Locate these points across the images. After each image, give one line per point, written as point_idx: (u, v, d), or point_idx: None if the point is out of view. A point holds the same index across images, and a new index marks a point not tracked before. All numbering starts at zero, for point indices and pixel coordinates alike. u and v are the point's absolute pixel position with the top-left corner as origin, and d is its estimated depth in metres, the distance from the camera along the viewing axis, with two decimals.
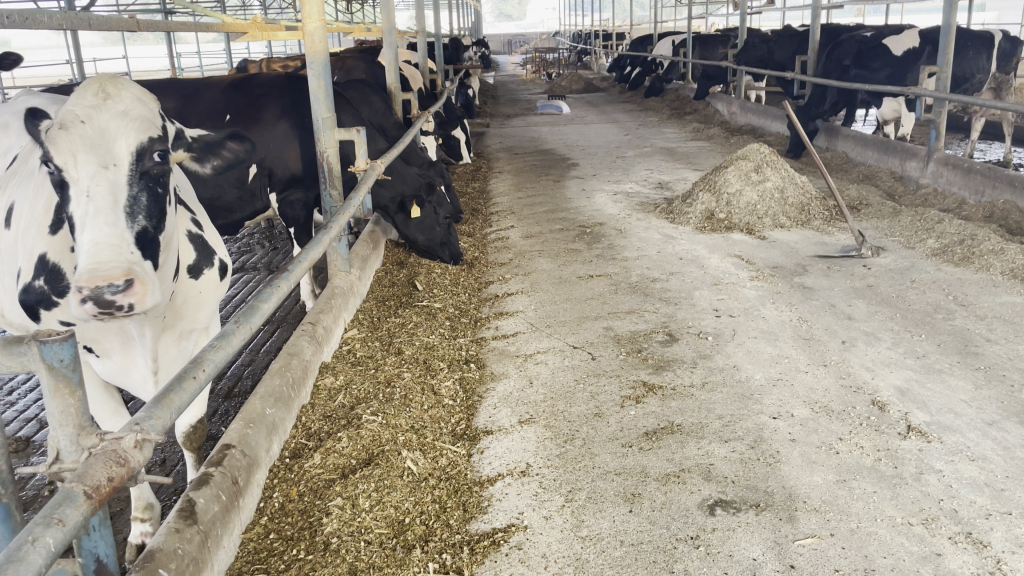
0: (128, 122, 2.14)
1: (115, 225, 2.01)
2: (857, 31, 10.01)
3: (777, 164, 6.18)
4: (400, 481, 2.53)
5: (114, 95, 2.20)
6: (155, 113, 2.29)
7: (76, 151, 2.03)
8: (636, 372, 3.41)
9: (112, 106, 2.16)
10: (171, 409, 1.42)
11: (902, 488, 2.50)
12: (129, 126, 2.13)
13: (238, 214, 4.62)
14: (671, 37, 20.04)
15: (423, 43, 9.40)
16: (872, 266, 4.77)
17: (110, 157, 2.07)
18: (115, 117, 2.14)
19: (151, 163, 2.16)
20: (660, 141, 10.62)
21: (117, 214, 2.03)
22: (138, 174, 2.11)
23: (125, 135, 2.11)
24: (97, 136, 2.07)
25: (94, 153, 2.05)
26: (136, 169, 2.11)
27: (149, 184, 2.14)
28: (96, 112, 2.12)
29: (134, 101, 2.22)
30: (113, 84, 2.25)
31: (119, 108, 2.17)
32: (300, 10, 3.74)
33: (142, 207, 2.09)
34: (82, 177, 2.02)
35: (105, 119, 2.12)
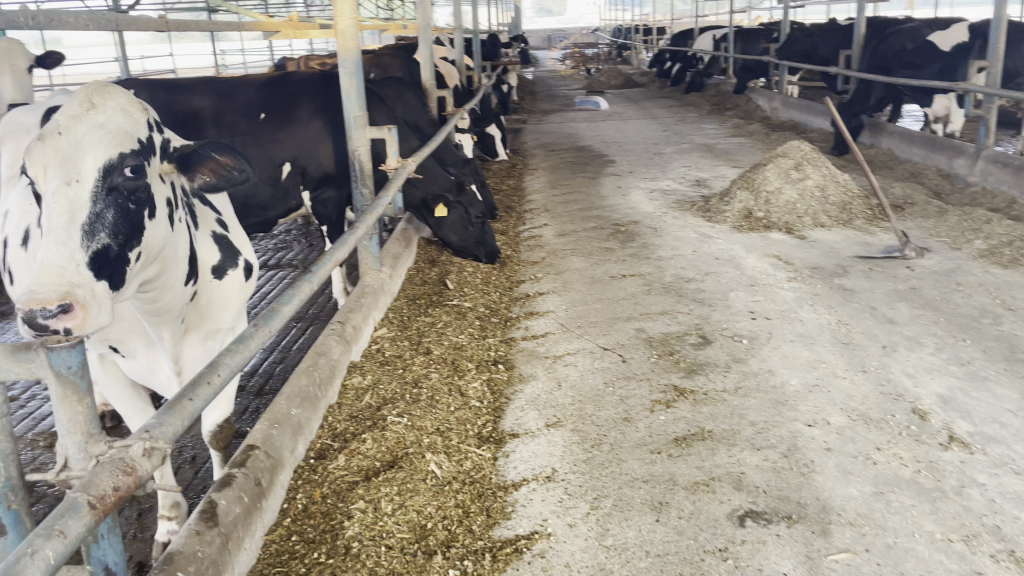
0: (102, 136, 1.90)
1: (71, 244, 1.76)
2: (904, 25, 9.75)
3: (818, 162, 6.05)
4: (423, 484, 2.50)
5: (97, 105, 1.98)
6: (139, 124, 2.07)
7: (47, 164, 1.79)
8: (667, 375, 3.34)
9: (92, 116, 1.94)
10: (183, 415, 1.39)
11: (942, 502, 2.40)
12: (104, 139, 1.89)
13: (271, 211, 4.77)
14: (713, 31, 19.77)
15: (460, 40, 9.39)
16: (916, 268, 4.63)
17: (78, 171, 1.82)
18: (93, 129, 1.90)
19: (122, 179, 1.92)
20: (699, 137, 10.46)
21: (73, 230, 1.77)
22: (104, 190, 1.86)
23: (94, 149, 1.87)
24: (69, 149, 1.83)
25: (63, 166, 1.80)
26: (103, 185, 1.86)
27: (118, 201, 1.90)
28: (74, 123, 1.88)
29: (117, 113, 2.00)
30: (100, 92, 2.03)
31: (98, 119, 1.95)
32: (332, 9, 3.74)
33: (109, 226, 1.85)
34: (51, 192, 1.78)
35: (81, 131, 1.88)
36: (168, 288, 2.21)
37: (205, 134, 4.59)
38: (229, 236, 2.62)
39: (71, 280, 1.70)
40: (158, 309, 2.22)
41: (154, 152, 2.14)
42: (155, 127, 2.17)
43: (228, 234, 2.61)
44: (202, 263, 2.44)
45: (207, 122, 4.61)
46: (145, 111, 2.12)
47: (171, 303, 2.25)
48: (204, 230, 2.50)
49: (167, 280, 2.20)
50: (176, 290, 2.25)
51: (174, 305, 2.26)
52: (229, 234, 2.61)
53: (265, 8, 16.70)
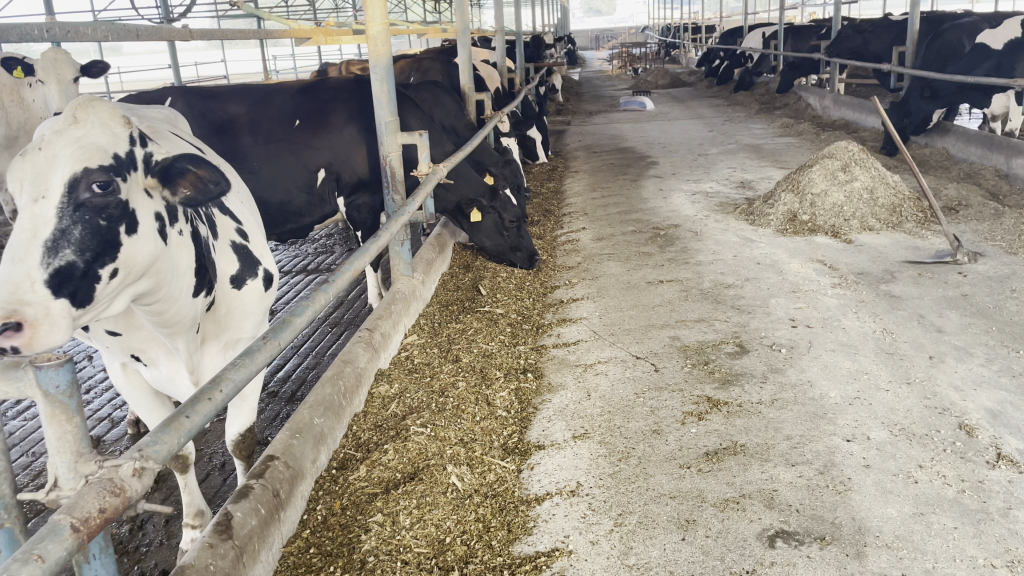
0: (75, 152, 1.89)
1: (31, 258, 1.75)
2: (962, 19, 9.40)
3: (866, 163, 5.80)
4: (443, 497, 2.46)
5: (80, 118, 1.98)
6: (120, 138, 2.02)
7: (23, 180, 1.82)
8: (701, 386, 3.24)
9: (71, 131, 1.94)
10: (179, 434, 1.36)
11: (987, 525, 2.27)
12: (74, 155, 1.88)
13: (306, 218, 4.86)
14: (763, 28, 19.39)
15: (501, 42, 9.36)
16: (969, 273, 4.43)
17: (45, 187, 1.80)
18: (69, 144, 1.90)
19: (93, 195, 1.88)
20: (746, 137, 10.25)
21: (33, 245, 1.75)
22: (71, 206, 1.83)
23: (63, 165, 1.85)
24: (42, 164, 1.83)
25: (34, 182, 1.81)
26: (69, 201, 1.83)
27: (86, 217, 1.86)
28: (54, 138, 1.89)
29: (96, 127, 1.99)
30: (85, 106, 2.02)
31: (77, 134, 1.94)
32: (363, 14, 3.73)
33: (76, 242, 1.82)
34: (21, 208, 1.79)
35: (56, 146, 1.88)
36: (172, 301, 2.20)
37: (241, 141, 4.65)
38: (250, 244, 2.62)
39: (22, 293, 1.72)
40: (166, 320, 2.22)
41: (137, 167, 2.05)
42: (140, 141, 2.08)
43: (249, 243, 2.62)
44: (219, 272, 2.46)
45: (242, 129, 4.68)
46: (127, 124, 2.06)
47: (181, 312, 2.25)
48: (224, 240, 2.52)
49: (168, 293, 2.18)
50: (184, 301, 2.24)
51: (182, 317, 2.26)
52: (249, 243, 2.62)
53: (314, 13, 16.98)
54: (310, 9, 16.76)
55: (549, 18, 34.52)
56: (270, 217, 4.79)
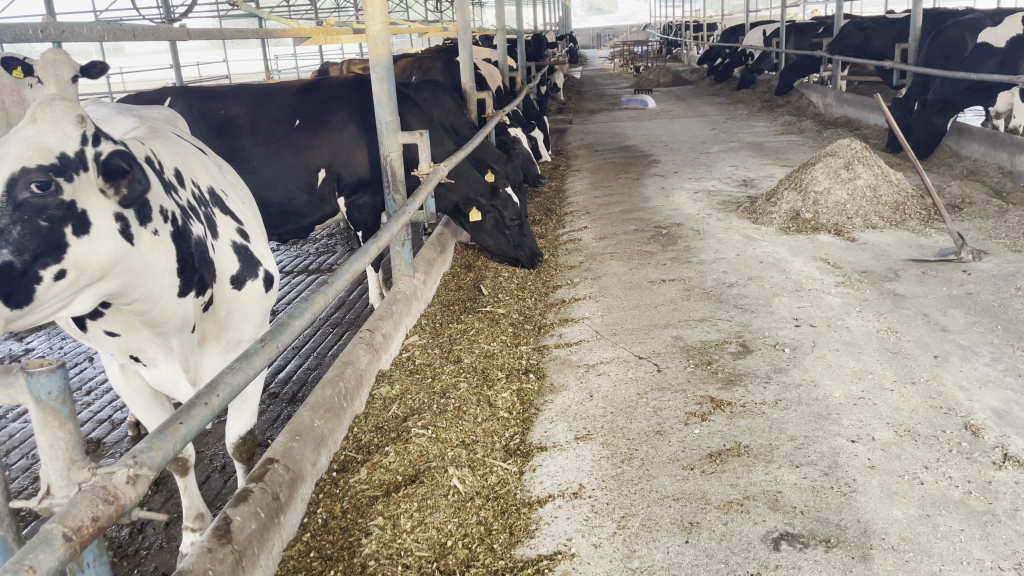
0: (22, 153, 1.79)
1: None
2: (965, 16, 9.36)
3: (870, 161, 5.77)
4: (444, 500, 2.43)
5: (37, 117, 1.89)
6: (71, 137, 1.87)
7: None
8: (704, 387, 3.22)
9: (21, 131, 1.85)
10: (175, 439, 1.34)
11: (993, 527, 2.25)
12: (16, 154, 1.79)
13: (307, 218, 4.84)
14: (764, 26, 19.35)
15: (502, 41, 9.33)
16: (973, 272, 4.41)
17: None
18: (17, 144, 1.82)
19: (33, 196, 1.78)
20: (748, 135, 10.22)
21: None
22: (9, 206, 1.75)
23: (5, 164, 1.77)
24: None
25: None
26: (7, 201, 1.74)
27: (29, 218, 1.78)
28: (9, 138, 1.84)
29: (47, 127, 1.87)
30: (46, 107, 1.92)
31: (28, 135, 1.85)
32: (362, 13, 3.71)
33: (17, 243, 1.75)
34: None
35: (8, 146, 1.82)
36: (153, 301, 2.14)
37: (241, 141, 4.64)
38: (250, 245, 2.60)
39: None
40: (151, 319, 2.18)
41: (83, 166, 1.89)
42: (95, 141, 1.92)
43: (249, 244, 2.59)
44: (220, 272, 2.43)
45: (242, 129, 4.66)
46: (81, 123, 1.91)
47: (168, 313, 2.21)
48: (224, 240, 2.49)
49: (146, 293, 2.12)
50: (169, 302, 2.19)
51: (170, 318, 2.22)
52: (249, 244, 2.59)
53: (315, 12, 16.98)
54: (311, 10, 16.75)
55: (550, 17, 34.52)
56: (271, 218, 4.77)
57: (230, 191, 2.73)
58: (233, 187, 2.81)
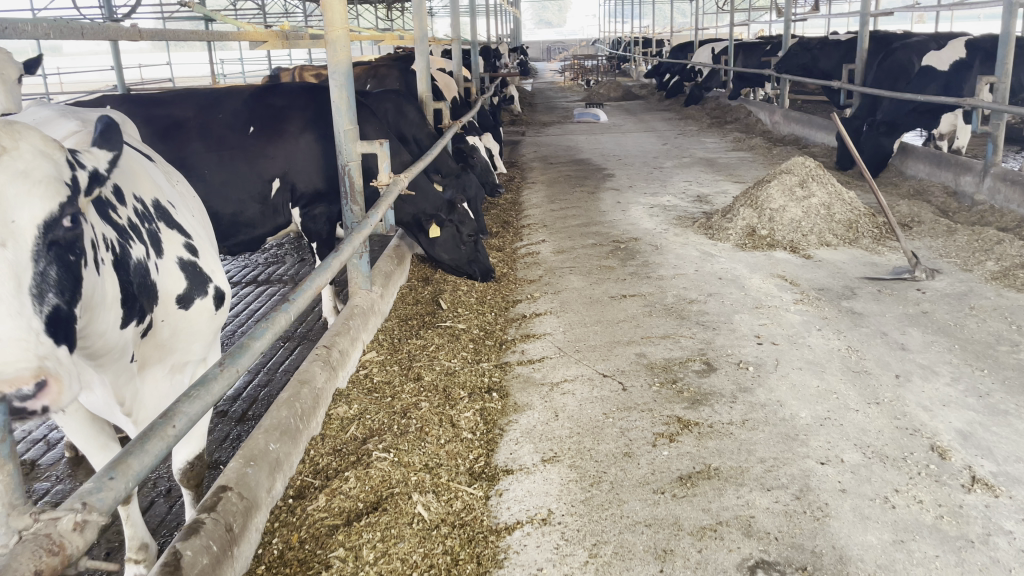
0: (31, 185, 1.62)
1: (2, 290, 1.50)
2: (909, 40, 9.62)
3: (823, 179, 5.86)
4: (409, 529, 2.32)
5: (10, 151, 1.65)
6: (63, 166, 1.75)
7: None
8: (670, 406, 3.16)
9: (9, 163, 1.63)
10: (127, 478, 1.22)
11: (968, 553, 2.23)
12: (33, 192, 1.62)
13: (259, 229, 4.69)
14: (712, 44, 19.65)
15: (457, 52, 9.27)
16: (927, 290, 4.47)
17: (9, 233, 1.56)
18: (13, 179, 1.61)
19: (61, 231, 1.67)
20: (700, 151, 10.31)
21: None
22: (45, 246, 1.62)
23: (30, 203, 1.61)
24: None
25: None
26: (42, 242, 1.61)
27: (59, 255, 1.65)
28: None
29: (39, 158, 1.69)
30: (7, 131, 1.67)
31: (18, 165, 1.64)
32: (322, 18, 3.59)
33: (53, 284, 1.61)
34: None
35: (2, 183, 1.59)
36: (99, 336, 1.93)
37: (190, 147, 4.51)
38: (199, 261, 2.43)
39: (43, 347, 1.55)
40: (91, 354, 1.98)
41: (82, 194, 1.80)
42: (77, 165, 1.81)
43: (198, 259, 2.43)
44: (166, 293, 2.26)
45: (192, 132, 4.55)
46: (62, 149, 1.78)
47: (111, 345, 2.01)
48: (170, 257, 2.32)
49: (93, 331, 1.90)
50: (112, 336, 1.99)
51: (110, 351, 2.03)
52: (199, 259, 2.42)
53: (264, 17, 16.66)
54: (260, 14, 16.48)
55: (500, 29, 34.44)
56: (219, 228, 4.62)
57: (178, 203, 2.56)
58: (182, 198, 2.64)
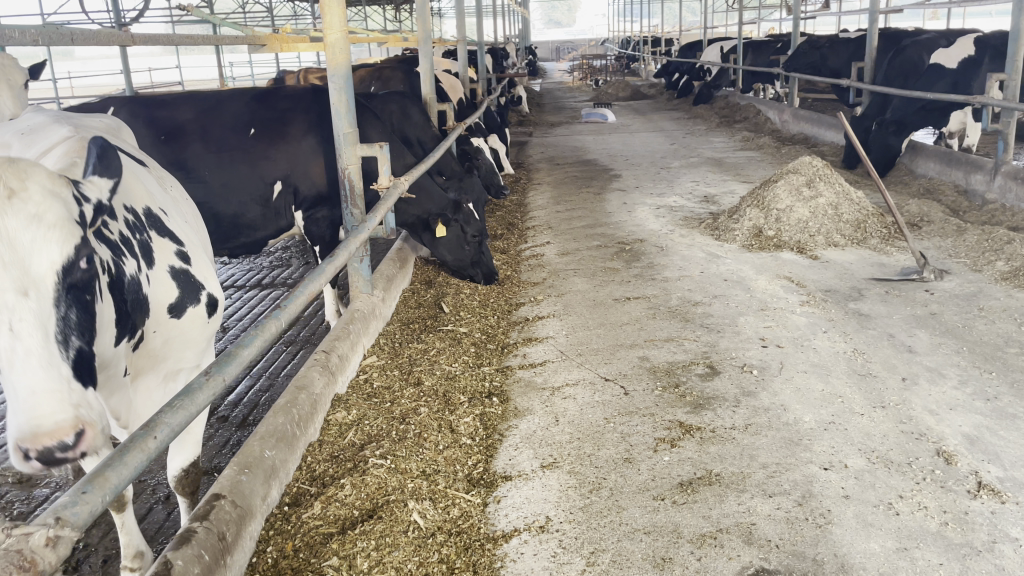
0: (47, 230, 1.74)
1: (31, 337, 1.67)
2: (919, 37, 9.53)
3: (831, 179, 5.80)
4: (404, 537, 2.29)
5: (18, 193, 1.74)
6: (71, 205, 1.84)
7: None
8: (672, 411, 3.12)
9: (20, 207, 1.72)
10: (104, 490, 1.20)
11: (972, 561, 2.19)
12: (50, 237, 1.74)
13: (261, 231, 4.69)
14: (721, 42, 19.56)
15: (463, 53, 9.26)
16: (935, 291, 4.42)
17: (30, 280, 1.69)
18: (27, 224, 1.72)
19: (78, 272, 1.80)
20: (708, 151, 10.25)
21: (13, 342, 1.65)
22: (64, 290, 1.75)
23: (48, 249, 1.73)
24: (11, 257, 1.68)
25: (11, 277, 1.67)
26: (61, 285, 1.75)
27: (76, 296, 1.80)
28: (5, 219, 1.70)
29: (51, 200, 1.78)
30: (15, 172, 1.77)
31: (30, 208, 1.74)
32: (320, 21, 3.58)
33: (74, 327, 1.77)
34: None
35: (18, 230, 1.70)
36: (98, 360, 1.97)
37: (190, 150, 4.52)
38: (191, 268, 2.41)
39: (77, 398, 1.70)
40: None
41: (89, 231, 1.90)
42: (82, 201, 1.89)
43: (190, 267, 2.40)
44: (157, 304, 2.24)
45: (192, 135, 4.55)
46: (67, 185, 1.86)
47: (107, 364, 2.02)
48: (161, 266, 2.29)
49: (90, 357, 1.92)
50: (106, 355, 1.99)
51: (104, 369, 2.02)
52: (191, 267, 2.40)
53: (274, 20, 16.72)
54: (269, 17, 16.54)
55: (509, 29, 34.40)
56: (222, 231, 4.64)
57: (171, 209, 2.53)
58: (175, 203, 2.62)
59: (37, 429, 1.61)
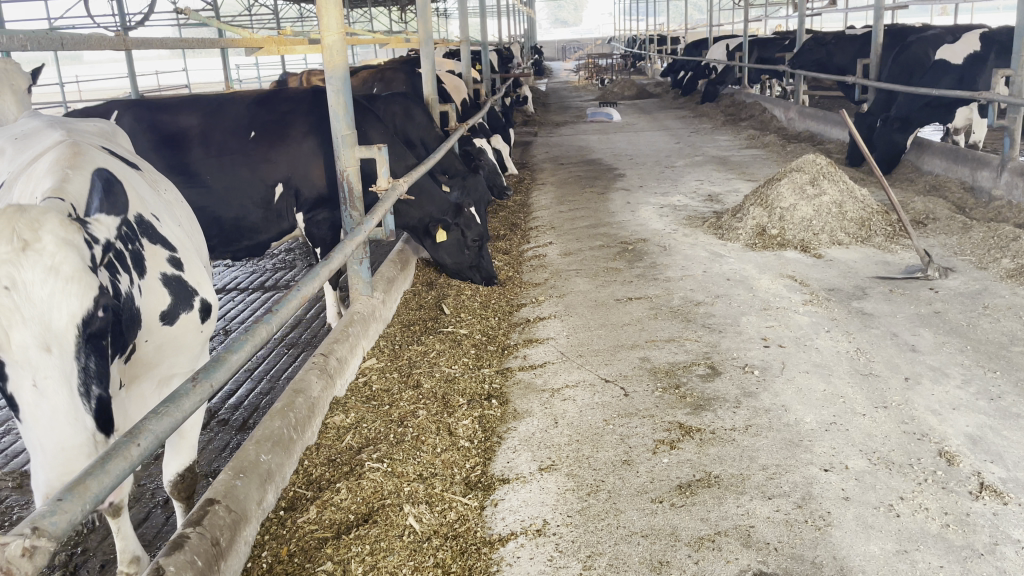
0: (65, 284, 1.72)
1: (56, 394, 1.72)
2: (925, 33, 9.47)
3: (835, 177, 5.76)
4: (399, 542, 2.28)
5: (32, 245, 1.70)
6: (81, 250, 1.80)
7: (11, 328, 1.67)
8: (672, 412, 3.10)
9: (35, 260, 1.70)
10: (84, 499, 1.19)
11: (973, 563, 2.16)
12: (69, 292, 1.73)
13: (263, 234, 4.70)
14: (727, 40, 19.50)
15: (467, 53, 9.25)
16: (939, 289, 4.38)
17: (52, 335, 1.71)
18: (42, 278, 1.70)
19: (96, 320, 1.81)
20: (713, 149, 10.21)
21: (39, 399, 1.72)
22: (82, 343, 1.77)
23: (67, 302, 1.73)
24: (32, 311, 1.69)
25: (32, 332, 1.69)
26: (80, 338, 1.76)
27: (94, 345, 1.81)
28: (20, 273, 1.67)
29: (64, 251, 1.74)
30: (29, 221, 1.71)
31: (45, 260, 1.71)
32: (317, 23, 3.58)
33: (95, 376, 1.80)
34: (21, 388, 1.72)
35: (34, 286, 1.69)
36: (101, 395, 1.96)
37: (191, 154, 4.55)
38: (183, 274, 2.41)
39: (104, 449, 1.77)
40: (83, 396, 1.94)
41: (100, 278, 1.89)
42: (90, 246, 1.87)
43: (182, 273, 2.40)
44: (150, 314, 2.22)
45: (194, 140, 4.57)
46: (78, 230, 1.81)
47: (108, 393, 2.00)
48: (154, 275, 2.26)
49: None
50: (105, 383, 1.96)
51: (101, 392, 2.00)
52: (183, 274, 2.39)
53: (279, 22, 16.76)
54: (275, 20, 16.58)
55: (514, 29, 34.40)
56: (224, 234, 4.64)
57: (163, 215, 2.53)
58: (167, 208, 2.62)
59: None
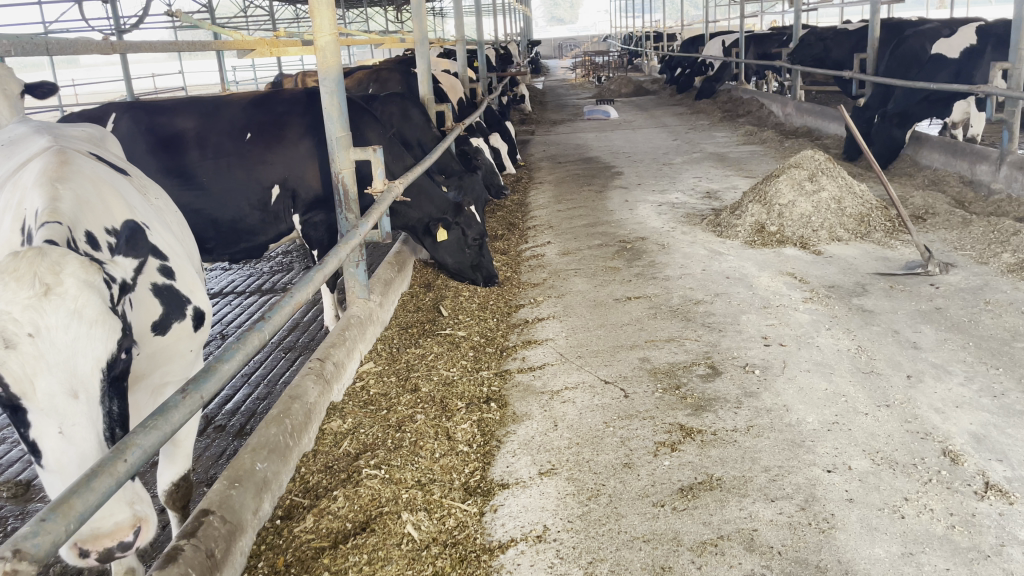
0: (91, 329, 1.75)
1: (84, 440, 1.73)
2: (922, 26, 9.43)
3: (833, 172, 5.73)
4: (397, 551, 2.25)
5: (54, 289, 1.71)
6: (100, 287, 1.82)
7: (36, 375, 1.68)
8: (673, 414, 3.07)
9: (59, 304, 1.70)
10: (67, 519, 1.16)
11: (979, 565, 2.13)
12: (95, 335, 1.75)
13: (261, 237, 4.67)
14: (722, 36, 19.45)
15: (463, 52, 9.20)
16: (940, 285, 4.35)
17: (77, 380, 1.73)
18: (65, 322, 1.70)
19: (118, 363, 1.85)
20: (710, 146, 10.17)
21: (66, 446, 1.72)
22: (107, 387, 1.79)
23: (92, 346, 1.75)
24: (56, 357, 1.70)
25: (57, 379, 1.69)
26: (104, 382, 1.79)
27: (115, 388, 1.85)
28: (44, 319, 1.68)
29: (87, 292, 1.76)
30: (51, 266, 1.73)
31: (68, 304, 1.72)
32: (310, 24, 3.53)
33: (118, 419, 1.84)
34: (45, 436, 1.71)
35: (58, 329, 1.69)
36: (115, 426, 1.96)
37: (188, 156, 4.50)
38: (175, 283, 2.37)
39: (130, 495, 1.81)
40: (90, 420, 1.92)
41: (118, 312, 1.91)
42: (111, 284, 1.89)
43: (174, 281, 2.36)
44: (143, 327, 2.19)
45: (191, 143, 4.53)
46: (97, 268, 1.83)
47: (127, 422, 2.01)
48: (145, 285, 2.23)
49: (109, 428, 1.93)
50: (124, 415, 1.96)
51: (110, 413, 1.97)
52: (175, 282, 2.36)
53: (274, 24, 16.71)
54: (270, 21, 16.50)
55: (509, 27, 34.37)
56: (222, 236, 4.61)
57: (153, 221, 2.49)
58: (157, 214, 2.59)
59: (97, 530, 1.71)
